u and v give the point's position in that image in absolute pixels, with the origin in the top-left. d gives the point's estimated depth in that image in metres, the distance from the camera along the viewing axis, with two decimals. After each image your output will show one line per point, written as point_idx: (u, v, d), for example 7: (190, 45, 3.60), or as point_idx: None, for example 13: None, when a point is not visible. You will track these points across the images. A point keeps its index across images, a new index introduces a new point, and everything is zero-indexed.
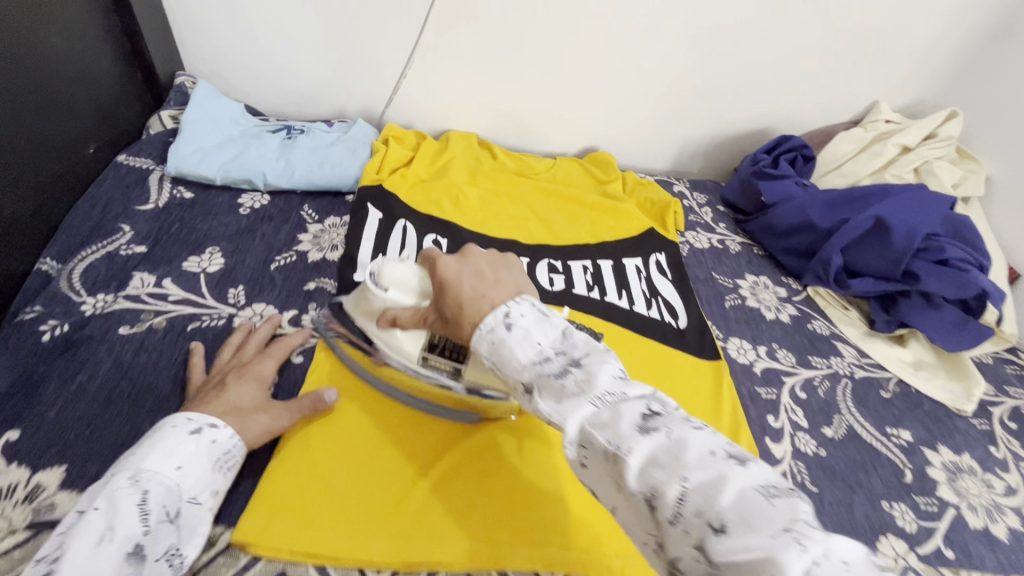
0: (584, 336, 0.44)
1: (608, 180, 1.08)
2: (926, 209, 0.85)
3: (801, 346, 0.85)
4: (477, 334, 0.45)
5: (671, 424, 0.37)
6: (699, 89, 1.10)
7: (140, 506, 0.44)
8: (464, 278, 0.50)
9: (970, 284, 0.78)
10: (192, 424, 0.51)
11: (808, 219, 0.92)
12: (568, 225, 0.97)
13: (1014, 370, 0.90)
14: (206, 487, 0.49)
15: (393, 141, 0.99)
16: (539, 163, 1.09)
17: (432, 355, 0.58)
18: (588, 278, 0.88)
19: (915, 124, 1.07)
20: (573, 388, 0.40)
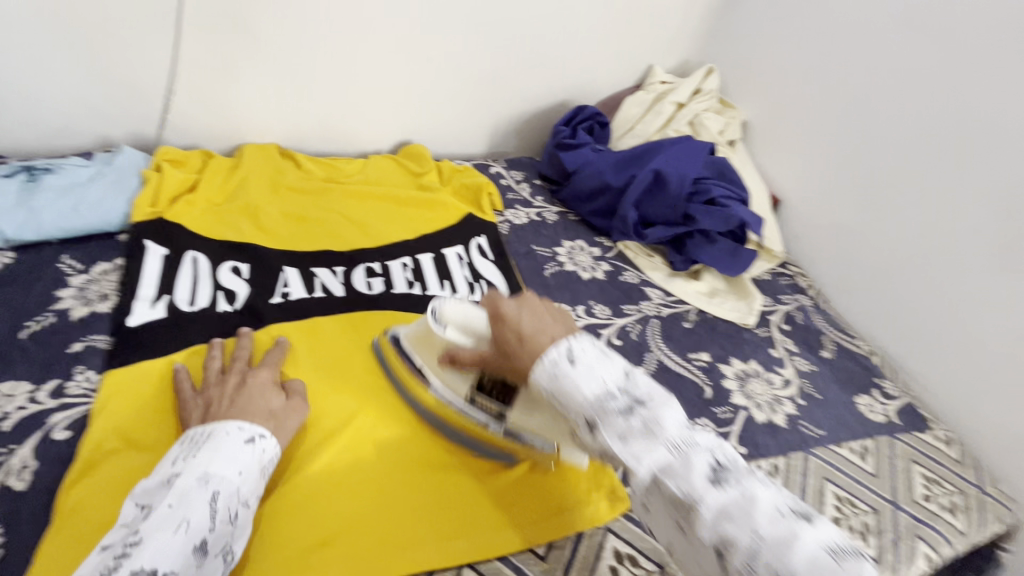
0: (645, 378, 0.47)
1: (423, 172, 1.08)
2: (693, 156, 0.97)
3: (614, 298, 0.93)
4: (541, 365, 0.47)
5: (740, 479, 0.42)
6: (494, 71, 1.14)
7: (211, 504, 0.47)
8: (523, 313, 0.51)
9: (732, 216, 0.91)
10: (245, 433, 0.53)
11: (604, 181, 1.01)
12: (383, 223, 0.95)
13: (786, 280, 1.06)
14: (256, 491, 0.52)
15: (168, 165, 0.89)
16: (350, 166, 1.05)
17: (478, 395, 0.64)
18: (409, 274, 0.87)
19: (683, 83, 1.21)
20: (640, 430, 0.43)
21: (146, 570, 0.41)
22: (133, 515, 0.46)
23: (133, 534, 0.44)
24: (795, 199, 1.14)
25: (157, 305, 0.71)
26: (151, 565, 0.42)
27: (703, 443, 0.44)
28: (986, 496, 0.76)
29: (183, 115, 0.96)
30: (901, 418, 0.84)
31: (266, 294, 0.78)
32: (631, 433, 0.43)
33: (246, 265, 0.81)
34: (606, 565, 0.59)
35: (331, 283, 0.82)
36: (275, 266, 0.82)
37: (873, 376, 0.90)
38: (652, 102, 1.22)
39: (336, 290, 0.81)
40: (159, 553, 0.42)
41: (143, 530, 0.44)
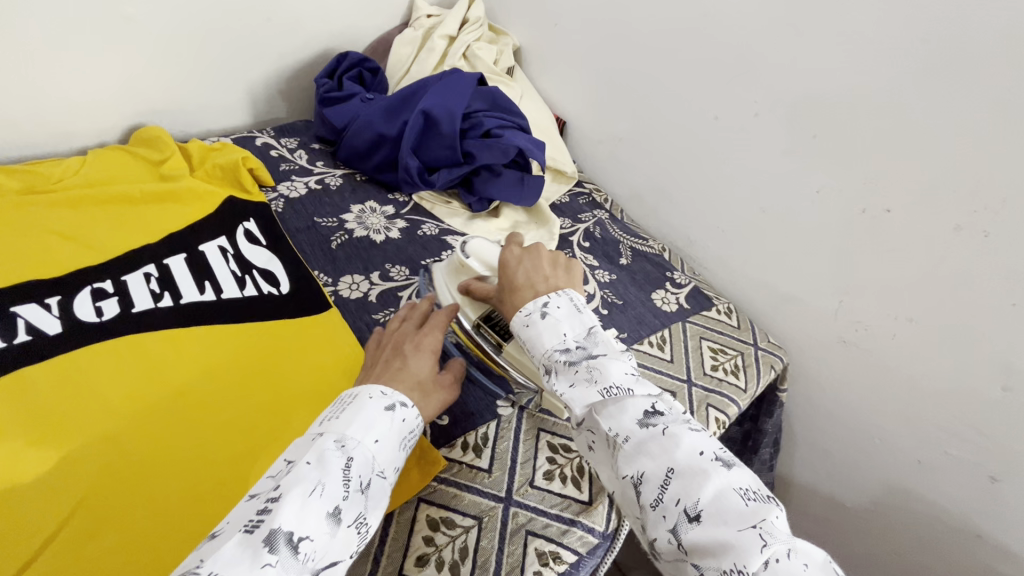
0: (603, 336, 0.57)
1: (163, 159, 0.90)
2: (461, 90, 0.91)
3: (411, 256, 0.87)
4: (521, 313, 0.59)
5: (670, 423, 0.49)
6: (223, 24, 0.96)
7: (344, 469, 0.45)
8: (523, 265, 0.65)
9: (509, 147, 0.89)
10: (387, 399, 0.52)
11: (377, 132, 0.92)
12: (113, 230, 0.78)
13: (585, 199, 1.09)
14: (393, 462, 0.50)
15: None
16: (58, 169, 0.84)
17: (483, 325, 0.68)
18: (155, 285, 0.73)
19: (448, 14, 1.14)
20: (585, 377, 0.53)
21: (284, 531, 0.39)
22: (277, 468, 0.46)
23: (274, 489, 0.42)
24: (577, 118, 1.15)
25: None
26: (291, 527, 0.40)
27: (641, 395, 0.51)
28: (760, 350, 0.87)
29: None
30: (690, 303, 0.92)
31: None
32: (579, 382, 0.53)
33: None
34: (419, 537, 0.56)
35: (41, 320, 0.65)
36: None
37: (665, 271, 0.97)
38: (422, 40, 1.13)
39: (48, 328, 0.65)
40: (297, 517, 0.40)
41: (284, 484, 0.42)
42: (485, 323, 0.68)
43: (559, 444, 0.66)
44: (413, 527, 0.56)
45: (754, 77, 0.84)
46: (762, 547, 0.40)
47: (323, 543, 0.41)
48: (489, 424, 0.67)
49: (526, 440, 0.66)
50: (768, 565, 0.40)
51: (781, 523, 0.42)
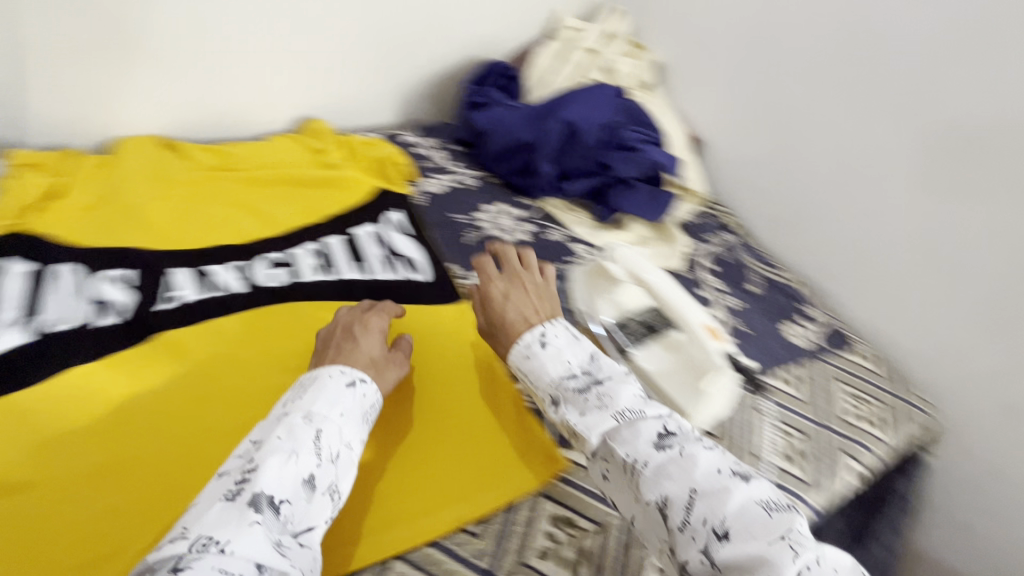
0: (607, 362, 0.59)
1: (325, 149, 1.00)
2: (602, 102, 0.93)
3: (539, 259, 0.90)
4: (520, 346, 0.62)
5: (683, 442, 0.49)
6: (392, 33, 1.06)
7: (315, 441, 0.50)
8: (510, 301, 0.67)
9: (645, 160, 0.90)
10: (346, 377, 0.57)
11: (517, 138, 0.96)
12: (286, 209, 0.88)
13: (711, 222, 1.07)
14: (358, 437, 0.53)
15: (25, 171, 0.79)
16: (242, 150, 0.96)
17: (615, 332, 0.71)
18: (317, 261, 0.81)
19: (592, 29, 1.17)
20: (595, 403, 0.54)
21: (265, 495, 0.45)
22: (244, 448, 0.49)
23: (251, 459, 0.47)
24: (714, 136, 1.14)
25: (22, 326, 0.64)
26: (269, 489, 0.45)
27: (652, 416, 0.52)
28: (903, 404, 0.80)
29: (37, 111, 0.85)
30: (825, 341, 0.86)
31: (153, 302, 0.71)
32: (588, 408, 0.54)
33: (128, 272, 0.73)
34: (543, 530, 0.57)
35: (229, 280, 0.76)
36: (164, 270, 0.75)
37: (797, 304, 0.93)
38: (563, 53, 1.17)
39: (234, 288, 0.75)
40: (275, 481, 0.46)
41: (258, 458, 0.47)
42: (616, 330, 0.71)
43: None
44: (538, 519, 0.58)
45: (931, 104, 0.82)
46: (794, 557, 0.41)
47: (299, 508, 0.46)
48: None
49: None
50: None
51: (807, 533, 0.43)
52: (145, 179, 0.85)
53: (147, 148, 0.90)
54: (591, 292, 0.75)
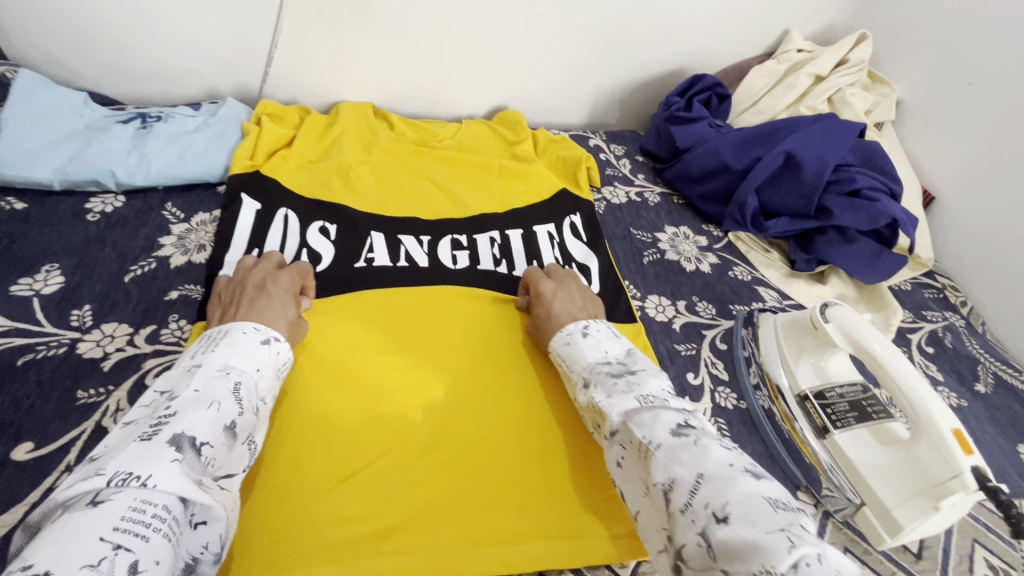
0: (644, 358, 0.57)
1: (517, 141, 1.00)
2: (837, 139, 0.82)
3: (721, 296, 0.81)
4: (560, 337, 0.62)
5: (701, 434, 0.46)
6: (604, 31, 1.03)
7: (234, 391, 0.46)
8: (558, 296, 0.68)
9: (881, 214, 0.76)
10: (261, 334, 0.52)
11: (721, 161, 0.88)
12: (473, 194, 0.89)
13: (932, 294, 0.89)
14: (275, 391, 0.51)
15: (269, 118, 0.88)
16: (442, 129, 0.99)
17: (811, 399, 0.63)
18: (495, 251, 0.82)
19: (826, 51, 1.03)
20: (623, 387, 0.52)
21: (187, 437, 0.40)
22: (149, 399, 0.44)
23: (165, 408, 0.42)
24: (953, 195, 0.96)
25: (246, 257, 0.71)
26: (191, 432, 0.40)
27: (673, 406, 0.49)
28: None
29: (287, 67, 0.95)
30: None
31: (350, 259, 0.75)
32: (615, 392, 0.52)
33: (333, 227, 0.79)
34: None
35: (416, 252, 0.78)
36: (362, 230, 0.79)
37: None
38: (783, 74, 1.05)
39: (419, 260, 0.77)
40: (197, 424, 0.41)
41: (174, 403, 0.42)
42: (814, 400, 0.63)
43: None
44: None
45: None
46: (789, 547, 0.35)
47: (220, 452, 0.42)
48: None
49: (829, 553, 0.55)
50: (799, 569, 0.34)
51: (811, 533, 0.38)
52: (359, 143, 0.91)
53: (364, 113, 0.96)
54: (789, 349, 0.68)
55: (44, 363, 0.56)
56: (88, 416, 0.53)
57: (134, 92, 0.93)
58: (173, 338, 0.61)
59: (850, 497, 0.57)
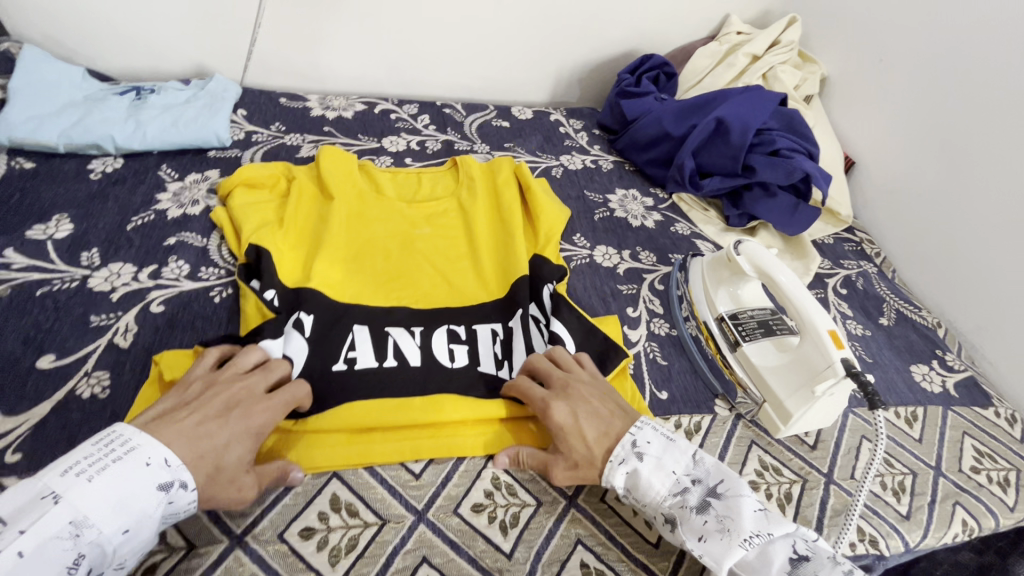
0: (710, 461, 0.55)
1: (501, 186, 0.85)
2: (761, 106, 0.93)
3: (663, 247, 0.92)
4: (612, 464, 0.55)
5: (818, 566, 0.47)
6: (562, 15, 1.12)
7: (65, 568, 0.39)
8: (580, 411, 0.58)
9: (795, 169, 0.87)
10: (166, 476, 0.45)
11: (663, 129, 0.99)
12: (473, 276, 0.75)
13: (852, 247, 1.01)
14: (137, 551, 0.44)
15: (241, 195, 0.78)
16: (431, 182, 0.87)
17: (727, 320, 0.74)
18: (498, 348, 0.68)
19: (761, 33, 1.14)
20: (718, 525, 0.50)
21: None
22: None
23: None
24: (871, 160, 1.08)
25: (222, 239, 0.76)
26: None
27: (780, 535, 0.49)
28: None
29: (269, 47, 1.03)
30: (958, 391, 0.80)
31: (327, 358, 0.62)
32: (710, 533, 0.50)
33: (308, 318, 0.65)
34: None
35: (407, 347, 0.65)
36: (345, 319, 0.66)
37: (935, 347, 0.86)
38: (725, 54, 1.16)
39: (411, 358, 0.64)
40: None
41: None
42: (729, 320, 0.74)
43: (770, 465, 0.65)
44: None
45: None
46: None
47: None
48: (705, 416, 0.68)
49: (738, 444, 0.66)
50: None
51: None
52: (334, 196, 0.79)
53: (345, 162, 0.83)
54: (710, 281, 0.78)
55: (59, 294, 0.64)
56: (100, 335, 0.62)
57: (126, 69, 1.01)
58: (172, 277, 0.69)
59: (755, 399, 0.68)
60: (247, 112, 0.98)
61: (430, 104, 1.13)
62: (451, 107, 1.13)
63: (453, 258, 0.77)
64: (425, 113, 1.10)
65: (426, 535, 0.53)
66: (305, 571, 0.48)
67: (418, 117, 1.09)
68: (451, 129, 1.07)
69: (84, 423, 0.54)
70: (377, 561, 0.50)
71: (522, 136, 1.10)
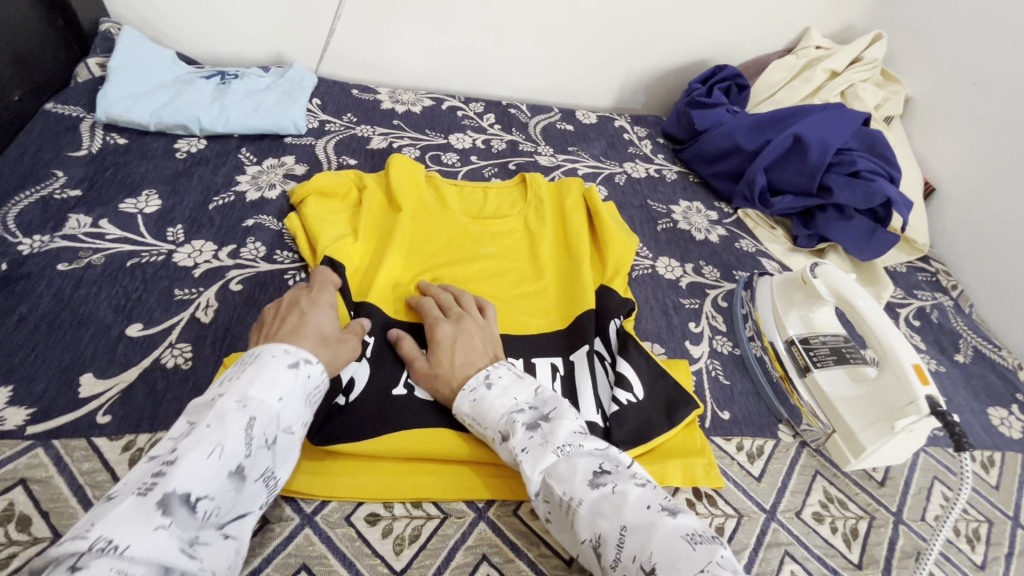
0: (551, 393, 0.56)
1: (571, 211, 0.87)
2: (842, 125, 0.90)
3: (727, 262, 0.90)
4: (461, 394, 0.56)
5: (617, 480, 0.47)
6: (635, 22, 1.11)
7: (246, 430, 0.42)
8: (456, 344, 0.60)
9: (876, 193, 0.84)
10: (290, 356, 0.48)
11: (734, 143, 0.96)
12: (537, 300, 0.76)
13: (926, 277, 0.97)
14: (301, 419, 0.47)
15: (314, 204, 0.78)
16: (500, 203, 0.88)
17: (797, 344, 0.72)
18: (558, 383, 0.65)
19: (843, 49, 1.10)
20: (538, 441, 0.51)
21: (178, 494, 0.37)
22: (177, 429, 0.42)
23: (168, 453, 0.40)
24: (953, 189, 1.02)
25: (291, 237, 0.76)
26: (185, 486, 0.38)
27: (588, 449, 0.50)
28: None
29: (346, 39, 1.05)
30: None
31: (388, 382, 0.60)
32: (531, 446, 0.51)
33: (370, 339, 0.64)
34: (683, 497, 0.59)
35: None
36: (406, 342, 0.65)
37: (1015, 390, 0.81)
38: (801, 69, 1.12)
39: None
40: (192, 477, 0.38)
41: (179, 449, 0.40)
42: (800, 344, 0.72)
43: (835, 497, 0.62)
44: (678, 487, 0.59)
45: None
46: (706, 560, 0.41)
47: (226, 501, 0.40)
48: (768, 440, 0.66)
49: (802, 472, 0.64)
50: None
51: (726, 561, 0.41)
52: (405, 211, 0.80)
53: (417, 178, 0.85)
54: (781, 303, 0.76)
55: (147, 266, 0.67)
56: (184, 309, 0.64)
57: (211, 54, 1.04)
58: (249, 258, 0.72)
59: (823, 427, 0.66)
60: (321, 101, 1.01)
61: (495, 102, 1.13)
62: (516, 107, 1.14)
63: (518, 281, 0.77)
64: (491, 112, 1.11)
65: (487, 533, 0.53)
66: (371, 557, 0.49)
67: (484, 116, 1.09)
68: (516, 130, 1.08)
69: (168, 392, 0.56)
70: (438, 555, 0.50)
71: (586, 141, 1.09)
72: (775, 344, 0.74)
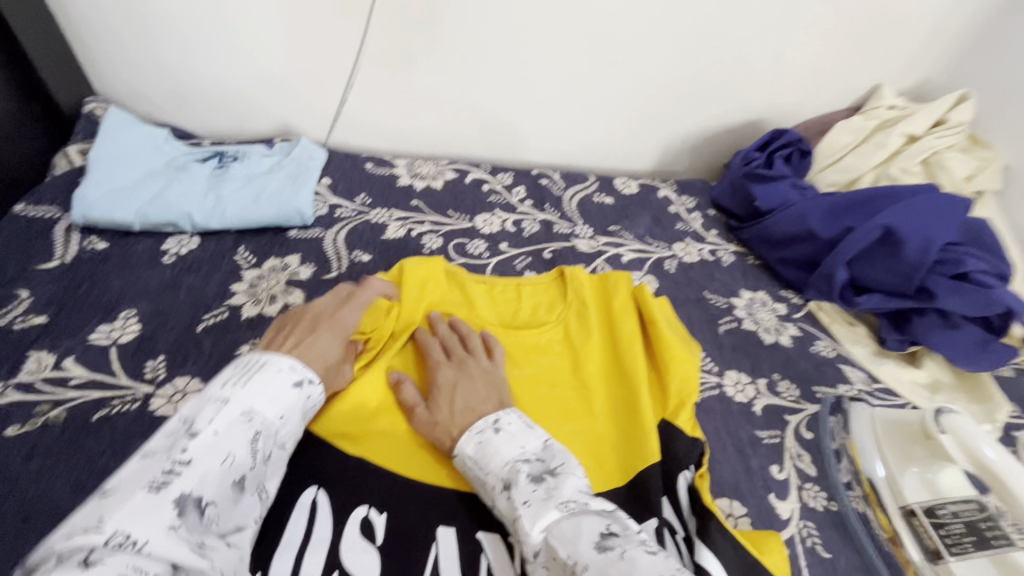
0: (561, 448, 0.52)
1: (620, 314, 0.73)
2: (945, 217, 0.76)
3: (805, 375, 0.76)
4: (467, 436, 0.54)
5: (626, 545, 0.41)
6: (684, 83, 0.99)
7: (251, 441, 0.45)
8: (457, 388, 0.59)
9: (995, 302, 0.70)
10: (295, 374, 0.50)
11: (808, 228, 0.83)
12: (584, 443, 0.62)
13: None
14: (292, 433, 0.50)
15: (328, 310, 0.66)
16: (535, 303, 0.76)
17: (922, 516, 0.57)
18: None
19: (923, 109, 0.96)
20: (542, 495, 0.46)
21: (193, 496, 0.40)
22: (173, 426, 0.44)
23: (181, 450, 0.41)
24: None
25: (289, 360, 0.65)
26: (199, 491, 0.40)
27: (596, 508, 0.45)
28: None
29: (361, 108, 0.94)
30: None
31: None
32: (534, 499, 0.46)
33: (381, 516, 0.52)
34: None
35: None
36: (426, 521, 0.53)
37: None
38: (872, 131, 0.98)
39: None
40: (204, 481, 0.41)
41: (191, 451, 0.41)
42: (924, 517, 0.57)
43: None
44: None
45: None
46: None
47: (224, 507, 0.42)
48: None
49: None
50: None
51: None
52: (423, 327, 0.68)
53: (437, 277, 0.73)
54: (893, 453, 0.62)
55: (116, 421, 0.55)
56: None
57: (210, 127, 0.94)
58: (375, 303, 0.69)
59: None
60: (331, 180, 0.89)
61: (526, 172, 1.01)
62: (548, 177, 1.01)
63: (559, 415, 0.64)
64: (520, 183, 0.99)
65: None
66: None
67: (513, 188, 0.97)
68: (550, 206, 0.95)
69: None
70: None
71: (629, 217, 0.96)
72: (881, 491, 0.61)
